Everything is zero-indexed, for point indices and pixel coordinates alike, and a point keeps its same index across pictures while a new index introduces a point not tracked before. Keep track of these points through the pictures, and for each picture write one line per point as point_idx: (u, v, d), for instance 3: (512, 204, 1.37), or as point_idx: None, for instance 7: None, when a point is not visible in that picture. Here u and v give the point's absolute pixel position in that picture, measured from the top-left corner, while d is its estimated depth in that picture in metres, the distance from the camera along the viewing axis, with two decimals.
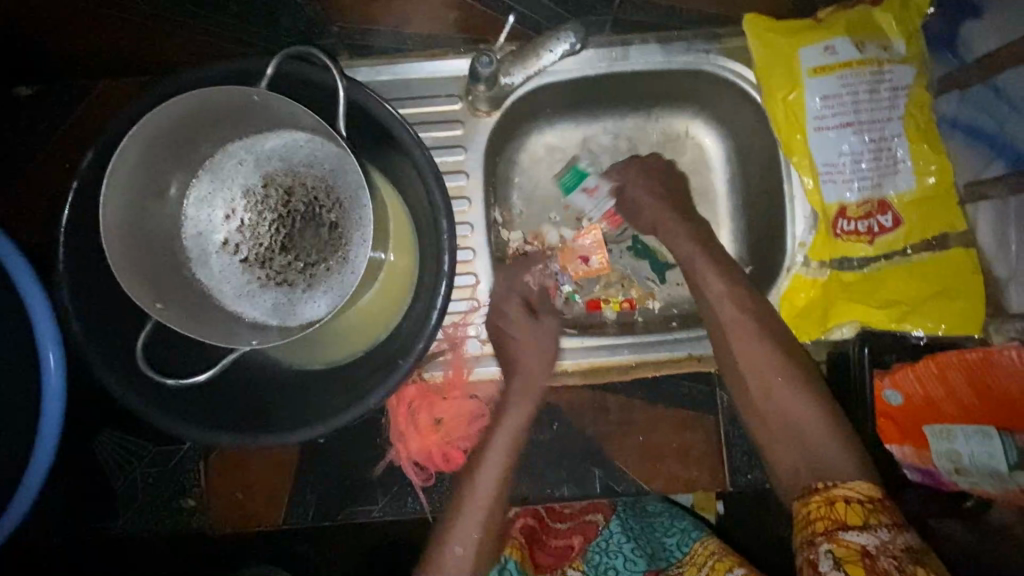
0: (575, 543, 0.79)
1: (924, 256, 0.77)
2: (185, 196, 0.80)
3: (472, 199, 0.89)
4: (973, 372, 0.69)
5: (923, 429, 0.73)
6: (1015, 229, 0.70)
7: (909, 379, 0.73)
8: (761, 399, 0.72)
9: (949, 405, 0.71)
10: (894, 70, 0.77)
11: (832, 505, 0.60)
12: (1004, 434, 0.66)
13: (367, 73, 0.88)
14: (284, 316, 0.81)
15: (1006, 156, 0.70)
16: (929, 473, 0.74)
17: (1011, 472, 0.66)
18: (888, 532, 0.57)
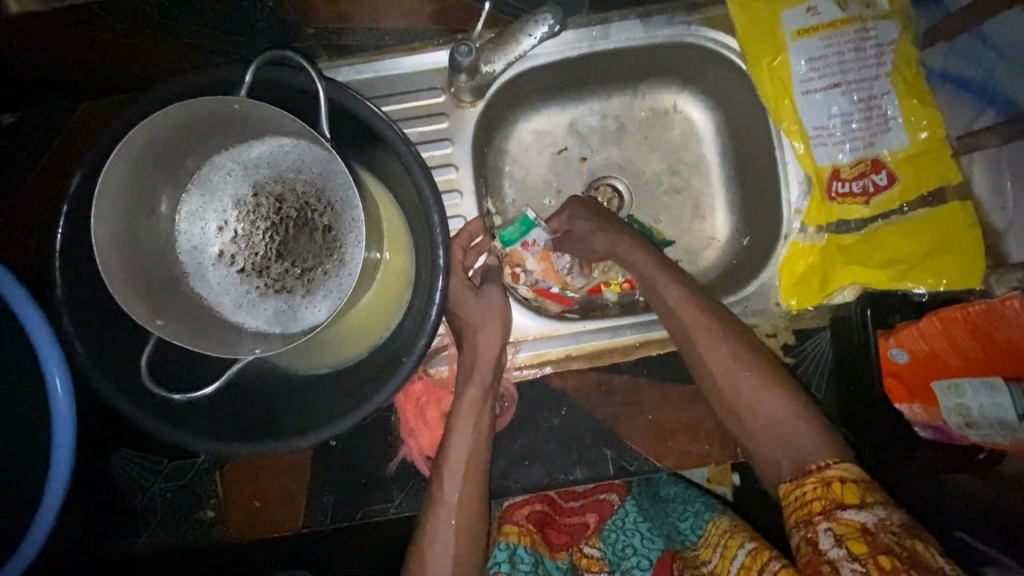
0: (590, 521, 0.85)
1: (920, 213, 0.77)
2: (176, 211, 0.80)
3: (464, 191, 0.89)
4: (976, 324, 0.69)
5: (931, 384, 0.72)
6: (1013, 179, 0.69)
7: (913, 335, 0.71)
8: (753, 376, 0.73)
9: (954, 357, 0.70)
10: (878, 26, 0.76)
11: (828, 486, 0.61)
12: (1013, 384, 0.67)
13: (349, 72, 0.87)
14: (285, 322, 0.82)
15: (997, 105, 0.70)
16: (940, 429, 0.72)
17: (1020, 421, 0.66)
18: (883, 510, 0.58)
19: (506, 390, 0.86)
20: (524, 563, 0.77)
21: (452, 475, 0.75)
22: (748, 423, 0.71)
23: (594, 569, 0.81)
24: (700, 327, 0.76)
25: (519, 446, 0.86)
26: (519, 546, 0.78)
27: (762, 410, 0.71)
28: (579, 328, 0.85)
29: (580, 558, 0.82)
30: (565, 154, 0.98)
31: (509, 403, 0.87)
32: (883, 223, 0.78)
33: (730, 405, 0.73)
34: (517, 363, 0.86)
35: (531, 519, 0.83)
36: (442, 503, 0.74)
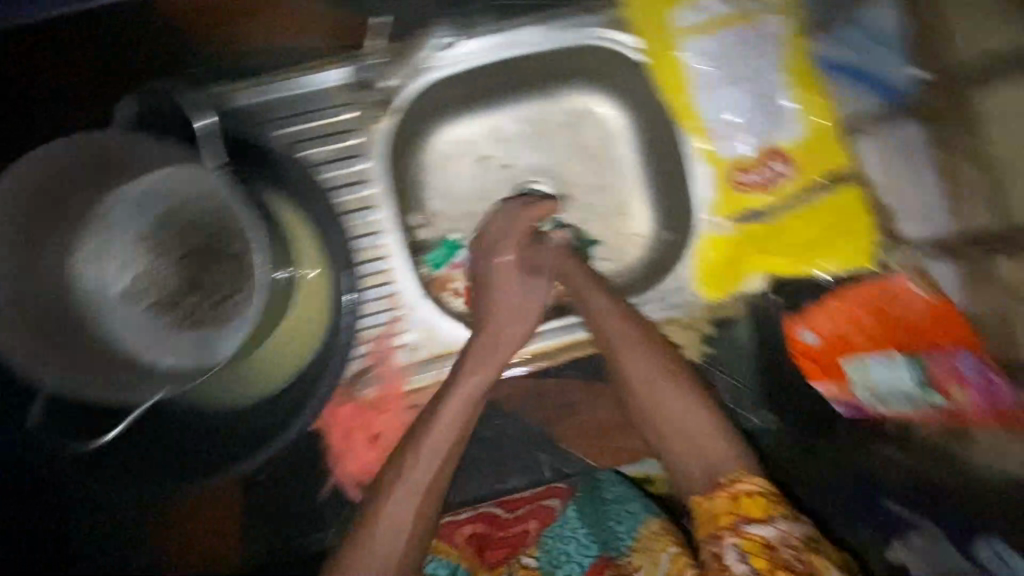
0: (530, 528, 0.79)
1: (821, 199, 0.78)
2: (76, 251, 0.77)
3: (382, 206, 0.85)
4: (875, 305, 0.76)
5: (842, 364, 0.77)
6: (902, 158, 0.73)
7: (822, 318, 0.78)
8: (665, 371, 0.74)
9: (859, 337, 0.77)
10: (765, 22, 0.79)
11: (736, 501, 0.64)
12: (912, 358, 0.73)
13: (249, 95, 0.80)
14: (200, 357, 0.77)
15: (880, 89, 0.74)
16: (855, 406, 0.76)
17: (920, 391, 0.73)
18: (785, 523, 0.62)
19: None
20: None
21: (405, 497, 0.70)
22: (671, 416, 0.72)
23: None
24: (619, 325, 0.77)
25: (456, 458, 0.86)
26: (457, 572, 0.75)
27: (681, 402, 0.73)
28: None
29: (519, 573, 0.74)
30: (490, 161, 0.91)
31: None
32: (793, 212, 0.79)
33: (654, 400, 0.74)
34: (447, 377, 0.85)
35: (470, 542, 0.78)
36: (379, 521, 0.69)
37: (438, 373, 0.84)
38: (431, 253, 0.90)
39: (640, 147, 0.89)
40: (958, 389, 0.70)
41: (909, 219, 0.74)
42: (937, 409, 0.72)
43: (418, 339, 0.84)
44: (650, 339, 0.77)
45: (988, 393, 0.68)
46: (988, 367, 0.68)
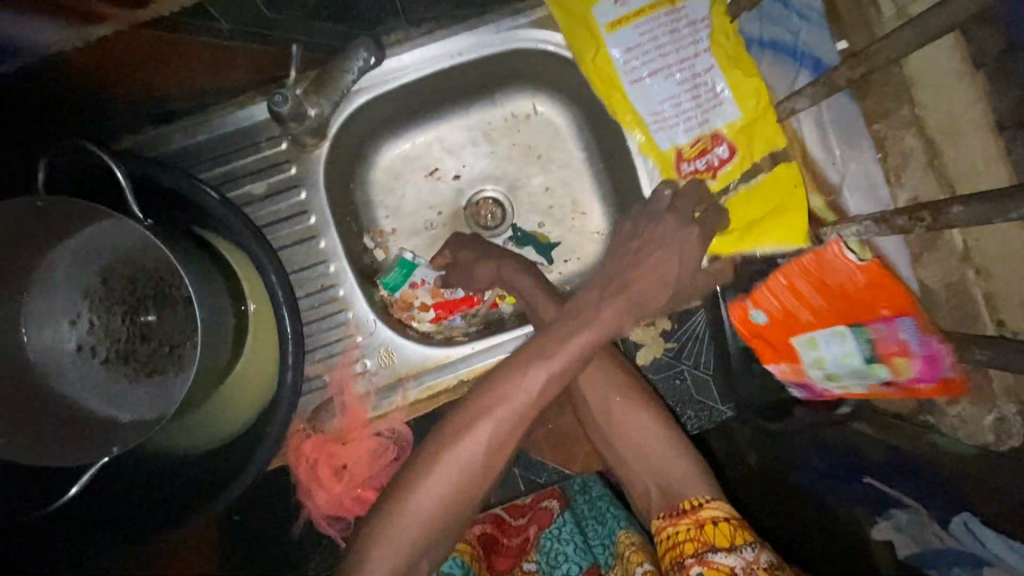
0: (530, 535, 0.83)
1: (759, 180, 0.74)
2: (20, 317, 0.76)
3: (327, 233, 0.84)
4: (815, 274, 0.69)
5: (792, 343, 0.73)
6: (833, 135, 0.72)
7: (768, 296, 0.72)
8: (618, 374, 0.74)
9: (805, 313, 0.71)
10: (688, 5, 0.76)
11: (701, 528, 0.62)
12: (856, 330, 0.69)
13: (180, 137, 0.82)
14: (160, 405, 0.79)
15: (807, 64, 0.73)
16: (807, 385, 0.76)
17: (868, 366, 0.70)
18: (752, 551, 0.60)
19: (400, 431, 0.85)
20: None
21: (385, 551, 0.64)
22: (623, 425, 0.72)
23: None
24: None
25: None
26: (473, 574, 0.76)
27: (634, 407, 0.73)
28: (468, 351, 0.84)
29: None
30: (437, 173, 0.95)
31: (403, 443, 0.85)
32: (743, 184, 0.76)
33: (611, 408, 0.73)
34: (410, 400, 0.83)
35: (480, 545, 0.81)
36: (399, 526, 0.64)
37: (401, 396, 0.83)
38: (386, 278, 0.91)
39: None
40: (902, 361, 0.68)
41: (852, 195, 0.71)
42: (886, 381, 0.71)
43: (376, 364, 0.84)
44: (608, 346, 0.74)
45: (932, 361, 0.67)
46: (926, 332, 0.65)
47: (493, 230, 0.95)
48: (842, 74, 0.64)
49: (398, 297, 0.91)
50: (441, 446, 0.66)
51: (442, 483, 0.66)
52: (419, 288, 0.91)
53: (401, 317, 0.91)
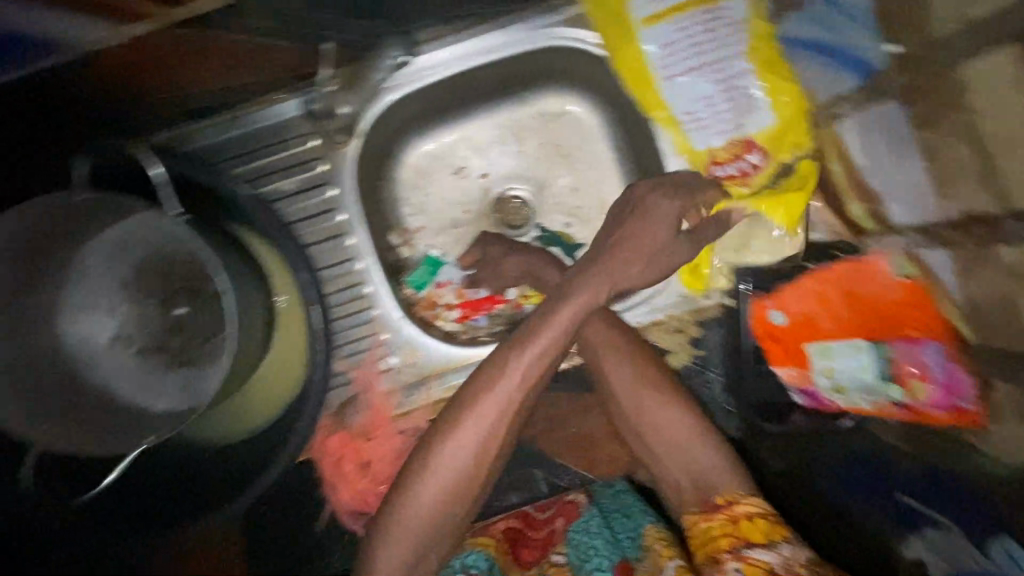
0: (557, 527, 0.78)
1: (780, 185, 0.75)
2: (55, 310, 0.76)
3: (354, 230, 0.84)
4: (846, 284, 0.72)
5: (806, 348, 0.74)
6: (879, 139, 0.68)
7: (792, 298, 0.75)
8: (644, 372, 0.73)
9: (826, 321, 0.73)
10: (728, 5, 0.74)
11: (736, 524, 0.60)
12: (876, 346, 0.68)
13: (213, 133, 0.80)
14: (186, 400, 0.77)
15: (852, 68, 0.68)
16: (812, 393, 0.75)
17: (880, 385, 0.69)
18: (789, 548, 0.58)
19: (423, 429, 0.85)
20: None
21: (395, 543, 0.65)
22: (654, 427, 0.70)
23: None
24: (608, 337, 0.75)
25: None
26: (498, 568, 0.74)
27: (664, 409, 0.71)
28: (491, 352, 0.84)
29: (549, 567, 0.73)
30: (464, 173, 0.92)
31: None
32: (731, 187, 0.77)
33: (639, 410, 0.72)
34: (434, 399, 0.84)
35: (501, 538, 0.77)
36: (401, 525, 0.65)
37: (425, 394, 0.84)
38: (411, 275, 0.90)
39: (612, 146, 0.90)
40: (918, 384, 0.65)
41: (897, 206, 0.68)
42: (898, 403, 0.68)
43: (401, 362, 0.84)
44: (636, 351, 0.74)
45: (952, 390, 0.63)
46: (952, 359, 0.62)
47: (519, 229, 0.92)
48: (892, 79, 0.64)
49: (423, 296, 0.89)
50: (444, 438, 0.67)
51: (434, 482, 0.66)
52: (443, 290, 0.89)
53: (425, 316, 0.89)
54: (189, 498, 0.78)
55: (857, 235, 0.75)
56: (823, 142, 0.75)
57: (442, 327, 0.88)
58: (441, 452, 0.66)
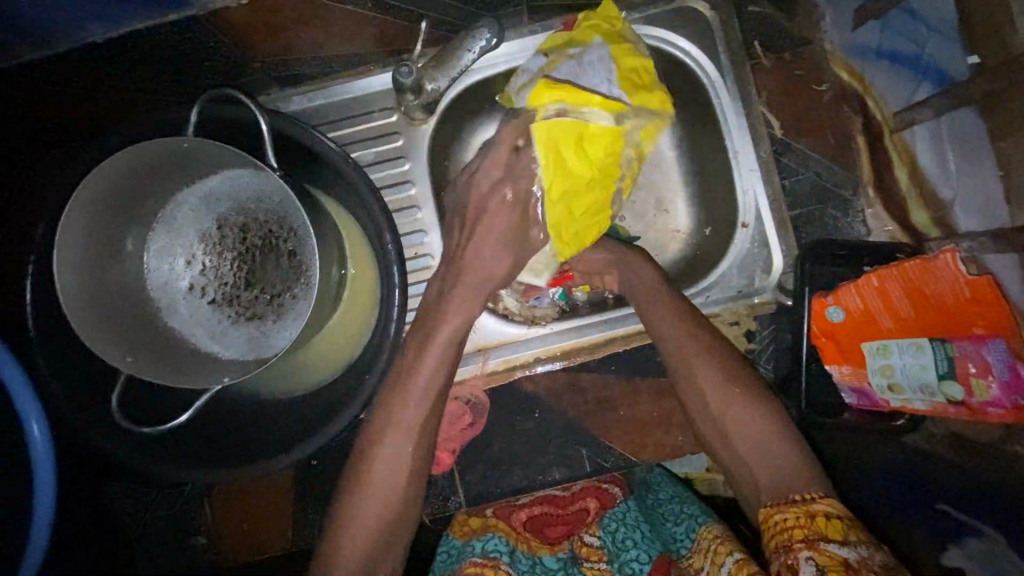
0: (590, 507, 0.80)
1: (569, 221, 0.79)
2: (144, 249, 0.80)
3: (425, 205, 0.88)
4: (909, 280, 0.71)
5: (861, 347, 0.74)
6: (950, 148, 0.70)
7: (852, 295, 0.74)
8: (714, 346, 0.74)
9: (886, 318, 0.73)
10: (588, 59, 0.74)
11: (812, 518, 0.59)
12: (938, 344, 0.68)
13: (301, 101, 0.87)
14: (256, 348, 0.82)
15: (931, 77, 0.71)
16: (864, 393, 0.74)
17: (939, 383, 0.68)
18: (868, 550, 0.56)
19: (477, 397, 0.87)
20: (522, 562, 0.72)
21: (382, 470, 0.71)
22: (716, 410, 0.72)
23: (593, 558, 0.74)
24: (676, 320, 0.76)
25: (497, 450, 0.87)
26: (517, 549, 0.74)
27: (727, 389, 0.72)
28: (545, 331, 0.86)
29: (580, 547, 0.75)
30: None
31: (480, 412, 0.88)
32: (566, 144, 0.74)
33: (693, 390, 0.74)
34: (487, 370, 0.86)
35: (528, 524, 0.79)
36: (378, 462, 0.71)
37: (480, 365, 0.86)
38: None
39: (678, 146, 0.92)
40: (979, 381, 0.64)
41: (965, 213, 0.70)
42: (955, 402, 0.67)
43: None
44: (695, 334, 0.75)
45: (1014, 388, 0.62)
46: (1017, 357, 0.62)
47: None
48: (978, 85, 0.65)
49: None
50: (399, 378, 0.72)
51: (373, 489, 0.70)
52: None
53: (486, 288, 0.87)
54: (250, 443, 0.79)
55: (920, 242, 0.78)
56: (894, 148, 0.79)
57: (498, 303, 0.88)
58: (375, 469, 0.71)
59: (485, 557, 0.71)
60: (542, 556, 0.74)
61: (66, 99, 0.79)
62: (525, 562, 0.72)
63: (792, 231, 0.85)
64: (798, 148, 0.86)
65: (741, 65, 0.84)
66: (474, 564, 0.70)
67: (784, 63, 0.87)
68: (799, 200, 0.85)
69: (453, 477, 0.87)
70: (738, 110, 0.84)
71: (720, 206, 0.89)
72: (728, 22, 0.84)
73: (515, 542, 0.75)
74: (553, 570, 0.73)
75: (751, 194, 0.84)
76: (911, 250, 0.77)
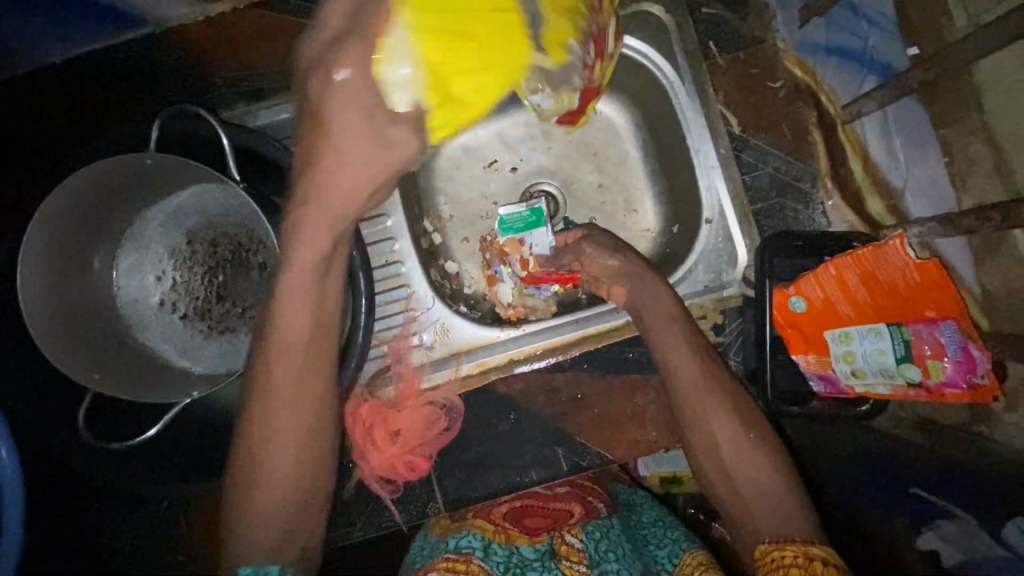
0: (574, 510, 0.81)
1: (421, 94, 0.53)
2: (113, 267, 0.81)
3: (393, 212, 0.89)
4: (865, 267, 0.73)
5: (824, 335, 0.75)
6: (898, 136, 0.75)
7: (812, 285, 0.75)
8: (684, 342, 0.76)
9: (846, 306, 0.74)
10: None
11: (809, 561, 0.58)
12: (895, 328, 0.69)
13: (266, 116, 0.86)
14: (229, 361, 0.83)
15: (876, 71, 0.77)
16: (830, 380, 0.76)
17: (898, 366, 0.69)
18: None
19: (451, 401, 0.88)
20: (496, 555, 0.73)
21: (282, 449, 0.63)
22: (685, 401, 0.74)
23: (573, 558, 0.73)
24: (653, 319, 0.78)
25: (474, 454, 0.88)
26: (492, 543, 0.76)
27: (695, 382, 0.74)
28: (517, 333, 0.88)
29: (560, 545, 0.75)
30: (497, 166, 0.97)
31: (456, 415, 0.88)
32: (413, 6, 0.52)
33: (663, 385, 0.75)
34: (461, 374, 0.88)
35: (508, 517, 0.81)
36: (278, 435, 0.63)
37: (453, 371, 0.88)
38: (508, 216, 0.91)
39: (643, 147, 0.95)
40: (935, 363, 0.65)
41: (914, 198, 0.75)
42: (915, 384, 0.68)
43: (433, 337, 0.88)
44: (658, 330, 0.78)
45: (967, 367, 0.63)
46: (968, 337, 0.64)
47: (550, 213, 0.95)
48: (915, 75, 0.67)
49: (503, 241, 0.91)
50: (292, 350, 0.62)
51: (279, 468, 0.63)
52: (523, 247, 0.91)
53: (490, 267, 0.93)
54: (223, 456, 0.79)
55: (876, 230, 0.80)
56: (847, 140, 0.82)
57: (494, 285, 0.92)
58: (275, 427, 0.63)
59: (458, 552, 0.73)
60: (520, 546, 0.75)
61: (65, 100, 0.77)
62: (500, 554, 0.74)
63: (755, 225, 0.86)
64: (757, 144, 0.88)
65: (697, 66, 0.86)
66: (446, 559, 0.71)
67: (740, 62, 0.89)
68: (760, 194, 0.86)
69: (431, 483, 0.87)
70: (696, 107, 0.85)
71: (685, 203, 0.91)
72: (683, 24, 0.86)
73: (491, 536, 0.77)
74: (529, 560, 0.73)
75: (713, 190, 0.86)
76: (867, 237, 0.78)
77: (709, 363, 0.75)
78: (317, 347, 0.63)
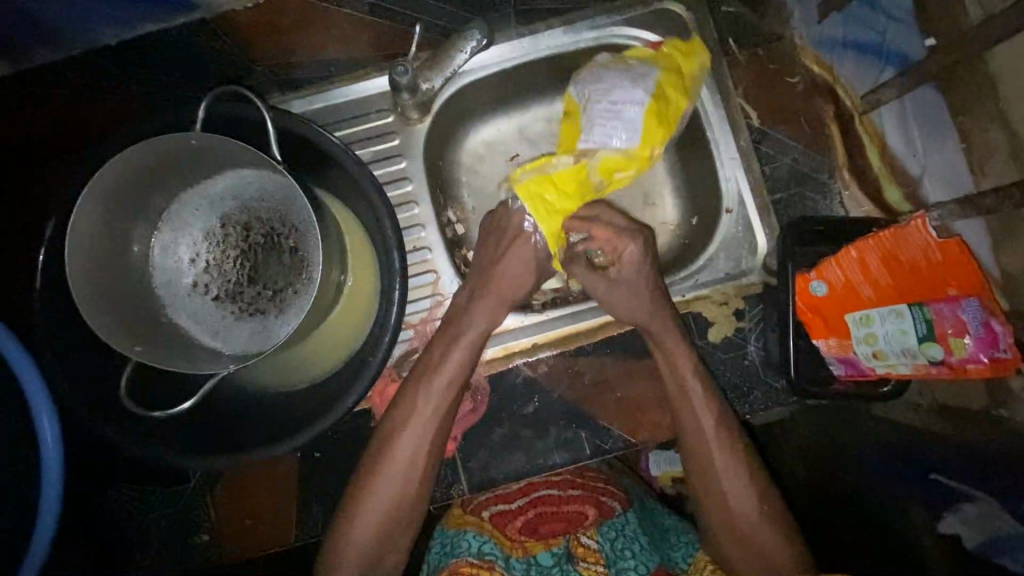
0: (588, 511, 0.86)
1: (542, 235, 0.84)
2: (150, 248, 0.82)
3: (422, 200, 0.92)
4: (885, 249, 0.75)
5: (845, 318, 0.77)
6: (916, 126, 0.77)
7: (833, 268, 0.77)
8: (694, 398, 0.80)
9: (867, 287, 0.76)
10: (594, 132, 0.81)
11: None
12: (915, 308, 0.71)
13: (301, 104, 0.93)
14: (259, 342, 0.83)
15: (892, 60, 0.78)
16: (851, 362, 0.77)
17: (921, 345, 0.71)
18: None
19: (477, 382, 0.89)
20: (517, 567, 0.80)
21: (371, 508, 0.76)
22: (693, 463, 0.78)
23: (590, 560, 0.82)
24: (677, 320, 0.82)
25: (498, 436, 0.89)
26: (511, 556, 0.81)
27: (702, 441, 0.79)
28: (543, 318, 0.91)
29: (576, 546, 0.83)
30: (518, 160, 0.99)
31: (482, 395, 0.89)
32: (547, 184, 0.82)
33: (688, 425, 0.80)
34: (486, 358, 0.90)
35: (523, 524, 0.85)
36: (372, 497, 0.76)
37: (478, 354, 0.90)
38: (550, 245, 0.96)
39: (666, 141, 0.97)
40: (956, 340, 0.67)
41: (933, 184, 0.76)
42: (936, 362, 0.70)
43: None
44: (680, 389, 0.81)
45: (988, 342, 0.65)
46: (990, 314, 0.66)
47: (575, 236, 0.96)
48: (935, 61, 0.71)
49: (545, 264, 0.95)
50: (397, 433, 0.79)
51: (364, 526, 0.76)
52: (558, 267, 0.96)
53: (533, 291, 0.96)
54: (254, 434, 0.80)
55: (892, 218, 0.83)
56: (865, 131, 0.85)
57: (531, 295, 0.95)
58: (375, 491, 0.76)
59: (481, 558, 0.80)
60: (538, 555, 0.82)
61: (103, 87, 0.82)
62: (520, 566, 0.80)
63: (773, 214, 0.89)
64: (776, 136, 0.91)
65: (718, 61, 0.90)
66: (471, 564, 0.79)
67: (758, 57, 0.93)
68: (779, 185, 0.89)
69: (456, 464, 0.88)
70: (716, 98, 0.89)
71: (704, 195, 0.94)
72: (704, 22, 0.90)
73: (508, 550, 0.82)
74: (548, 566, 0.81)
75: (734, 181, 0.88)
76: (887, 223, 0.81)
77: (721, 418, 0.80)
78: (422, 437, 0.78)
